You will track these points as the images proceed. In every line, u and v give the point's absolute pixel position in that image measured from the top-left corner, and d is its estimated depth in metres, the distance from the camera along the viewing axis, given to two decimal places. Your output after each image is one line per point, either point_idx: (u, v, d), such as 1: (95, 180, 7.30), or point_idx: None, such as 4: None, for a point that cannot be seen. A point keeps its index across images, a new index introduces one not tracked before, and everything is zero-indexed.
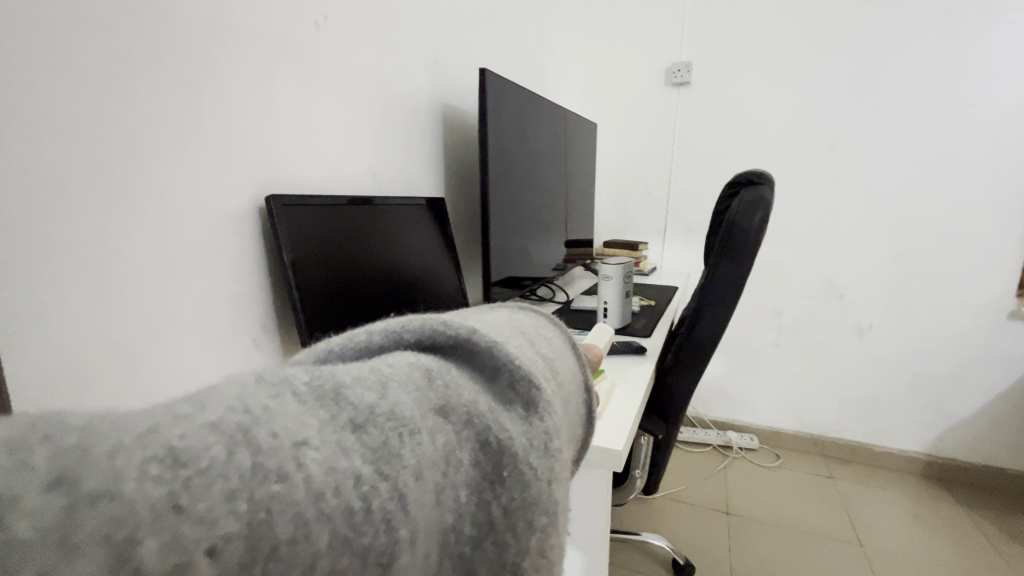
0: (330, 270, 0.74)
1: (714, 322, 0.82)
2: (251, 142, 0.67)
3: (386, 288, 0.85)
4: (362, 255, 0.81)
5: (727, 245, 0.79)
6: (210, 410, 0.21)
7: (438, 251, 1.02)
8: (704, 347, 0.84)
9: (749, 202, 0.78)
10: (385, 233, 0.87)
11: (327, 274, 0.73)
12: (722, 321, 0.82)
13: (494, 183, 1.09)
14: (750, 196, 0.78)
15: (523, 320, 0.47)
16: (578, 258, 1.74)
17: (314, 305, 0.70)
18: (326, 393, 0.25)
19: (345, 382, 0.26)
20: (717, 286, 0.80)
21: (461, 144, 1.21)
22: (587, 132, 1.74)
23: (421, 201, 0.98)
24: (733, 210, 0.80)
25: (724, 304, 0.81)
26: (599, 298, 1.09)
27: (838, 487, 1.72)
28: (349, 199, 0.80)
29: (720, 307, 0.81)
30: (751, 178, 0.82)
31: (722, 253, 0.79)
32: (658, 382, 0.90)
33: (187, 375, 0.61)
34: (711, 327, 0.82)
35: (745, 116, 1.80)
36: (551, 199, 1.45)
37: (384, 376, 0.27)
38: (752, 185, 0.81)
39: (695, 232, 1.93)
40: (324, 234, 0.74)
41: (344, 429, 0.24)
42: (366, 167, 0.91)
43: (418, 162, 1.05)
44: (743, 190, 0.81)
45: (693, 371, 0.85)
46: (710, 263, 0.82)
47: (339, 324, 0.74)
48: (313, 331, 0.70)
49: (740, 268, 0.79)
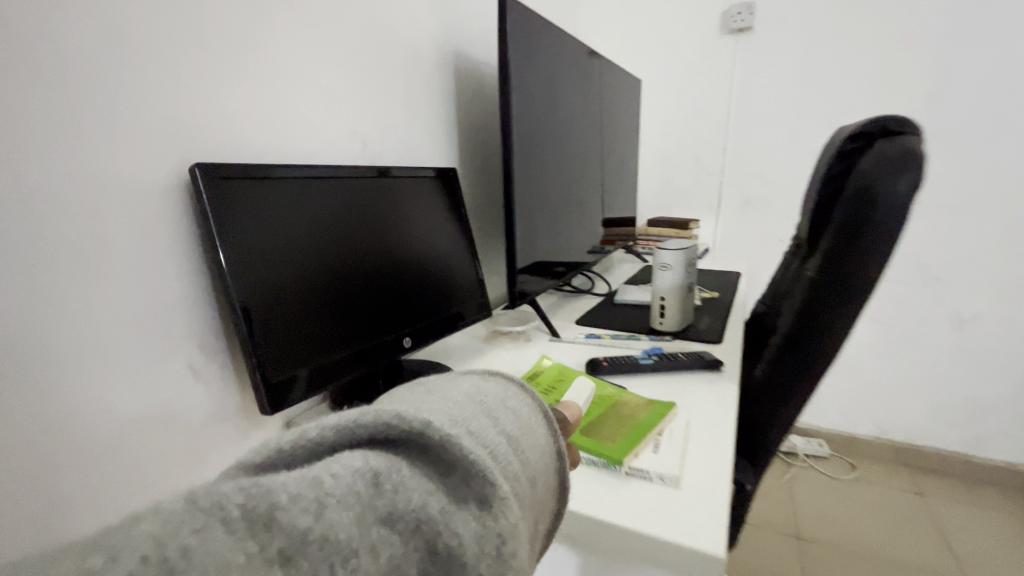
0: (296, 270, 0.54)
1: (833, 329, 0.59)
2: (168, 92, 0.47)
3: (381, 289, 0.65)
4: (345, 246, 0.60)
5: (846, 229, 0.56)
6: (123, 561, 0.18)
7: (454, 237, 0.80)
8: (813, 367, 0.62)
9: (878, 166, 0.55)
10: (379, 216, 0.66)
11: (291, 274, 0.53)
12: (840, 333, 0.60)
13: (518, 150, 0.87)
14: (880, 157, 0.55)
15: (489, 394, 0.39)
16: (619, 240, 1.51)
17: (268, 320, 0.50)
18: (259, 517, 0.22)
19: (282, 502, 0.22)
20: (830, 286, 0.58)
21: (481, 104, 0.98)
22: (629, 90, 1.48)
23: (430, 175, 0.77)
24: (853, 180, 0.57)
25: (843, 309, 0.58)
26: (654, 293, 0.87)
27: (930, 506, 1.46)
28: (328, 172, 0.59)
29: (835, 314, 0.59)
30: (887, 127, 0.58)
31: (835, 241, 0.57)
32: (746, 410, 0.68)
33: (94, 426, 0.44)
34: (822, 340, 0.60)
35: (820, 65, 1.48)
36: (586, 171, 1.21)
37: (324, 492, 0.24)
38: (883, 140, 0.57)
39: (754, 207, 1.66)
40: (286, 218, 0.54)
41: (272, 566, 0.21)
42: (352, 129, 0.70)
43: (423, 125, 0.84)
44: (869, 149, 0.57)
45: (797, 397, 0.63)
46: (819, 255, 0.59)
47: (309, 343, 0.54)
48: (266, 357, 0.50)
49: (868, 261, 0.56)
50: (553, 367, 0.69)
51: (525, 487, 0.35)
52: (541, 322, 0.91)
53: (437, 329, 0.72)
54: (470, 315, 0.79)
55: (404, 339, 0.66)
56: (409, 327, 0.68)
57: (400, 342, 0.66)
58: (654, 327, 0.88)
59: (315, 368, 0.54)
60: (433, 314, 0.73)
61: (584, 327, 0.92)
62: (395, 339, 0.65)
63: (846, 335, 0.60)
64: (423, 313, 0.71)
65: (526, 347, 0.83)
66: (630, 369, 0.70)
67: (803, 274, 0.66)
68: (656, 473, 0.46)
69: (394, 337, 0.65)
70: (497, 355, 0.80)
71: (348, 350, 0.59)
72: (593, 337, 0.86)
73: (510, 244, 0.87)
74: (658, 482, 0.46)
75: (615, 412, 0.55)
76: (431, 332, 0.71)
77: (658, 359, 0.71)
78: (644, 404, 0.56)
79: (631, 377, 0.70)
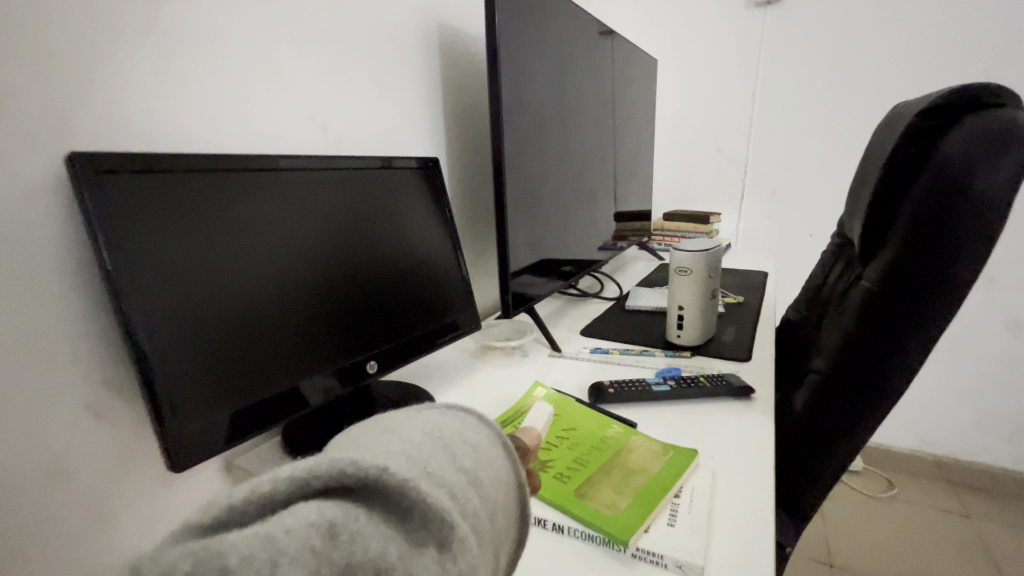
0: (218, 287, 0.44)
1: (899, 356, 0.47)
2: (39, 60, 0.37)
3: (340, 304, 0.54)
4: (292, 255, 0.50)
5: (922, 233, 0.44)
6: None
7: (441, 237, 0.68)
8: (876, 406, 0.49)
9: (965, 151, 0.43)
10: (341, 217, 0.55)
11: (211, 291, 0.44)
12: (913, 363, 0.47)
13: (511, 136, 0.75)
14: (966, 140, 0.43)
15: (446, 432, 0.30)
16: (632, 235, 1.38)
17: (176, 352, 0.41)
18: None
19: (233, 564, 0.18)
20: (896, 305, 0.46)
21: (473, 83, 0.86)
22: (644, 71, 1.35)
23: (415, 165, 0.65)
24: (928, 171, 0.45)
25: (916, 334, 0.46)
26: (670, 301, 0.75)
27: (977, 529, 1.31)
28: (268, 165, 0.49)
29: (904, 340, 0.47)
30: (977, 100, 0.45)
31: (905, 248, 0.45)
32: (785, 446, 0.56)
33: None
34: (887, 373, 0.48)
35: (860, 40, 1.32)
36: (594, 162, 1.09)
37: (278, 549, 0.19)
38: (969, 116, 0.45)
39: (781, 199, 1.52)
40: (207, 223, 0.44)
41: None
42: (308, 112, 0.60)
43: (401, 109, 0.73)
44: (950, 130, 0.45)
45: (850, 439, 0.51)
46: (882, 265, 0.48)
47: (235, 375, 0.45)
48: (170, 398, 0.40)
49: (950, 274, 0.44)
50: (550, 396, 0.57)
51: (486, 530, 0.27)
52: (541, 333, 0.80)
53: (414, 349, 0.62)
54: (457, 329, 0.68)
55: (370, 362, 0.56)
56: (374, 348, 0.57)
57: (361, 367, 0.55)
58: (671, 339, 0.76)
59: (241, 408, 0.44)
60: (412, 330, 0.62)
61: (589, 338, 0.81)
62: (357, 363, 0.55)
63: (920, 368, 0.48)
64: (395, 330, 0.60)
65: (521, 365, 0.72)
66: (642, 396, 0.58)
67: (857, 286, 0.54)
68: (671, 559, 0.35)
69: (354, 361, 0.54)
70: (487, 373, 0.69)
71: (291, 381, 0.49)
72: (599, 352, 0.74)
73: (503, 245, 0.75)
74: (675, 572, 0.35)
75: (620, 467, 0.43)
76: (407, 351, 0.61)
77: (675, 384, 0.59)
78: (653, 454, 0.45)
79: (644, 406, 0.58)
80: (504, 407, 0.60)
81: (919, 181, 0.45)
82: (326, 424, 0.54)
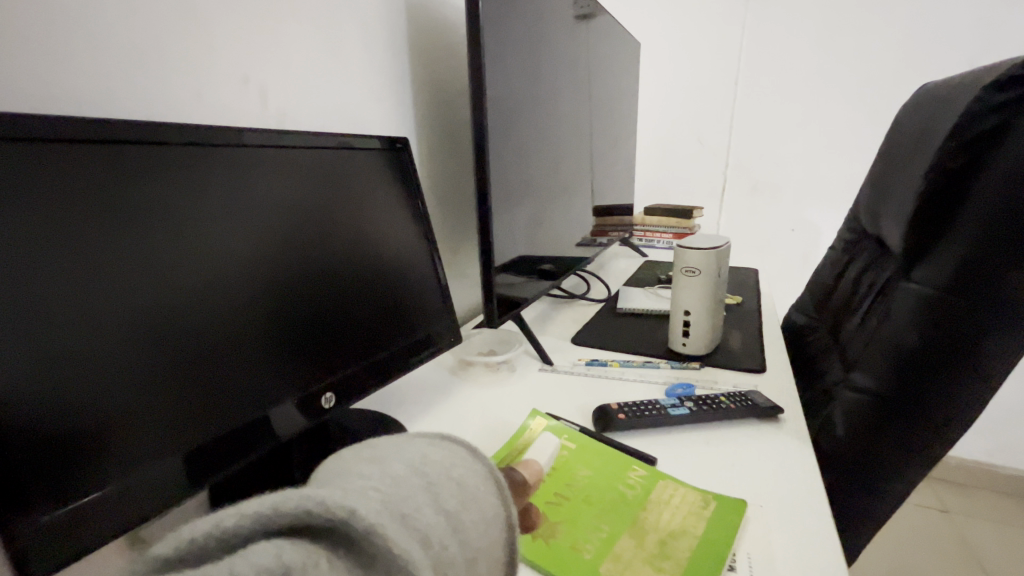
0: (120, 303, 0.32)
1: (968, 365, 0.45)
2: None
3: (296, 321, 0.43)
4: (228, 258, 0.39)
5: (995, 240, 0.42)
6: None
7: (412, 234, 0.57)
8: (941, 428, 0.46)
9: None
10: (297, 211, 0.44)
11: (112, 309, 0.32)
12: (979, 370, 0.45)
13: (492, 116, 0.64)
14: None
15: (436, 463, 0.25)
16: (614, 231, 1.30)
17: (63, 394, 0.29)
18: None
19: None
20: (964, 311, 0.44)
21: (447, 54, 0.74)
22: (625, 55, 1.26)
23: (378, 145, 0.53)
24: (995, 171, 0.43)
25: (988, 348, 0.44)
26: (674, 305, 0.66)
27: (959, 524, 1.30)
28: (193, 138, 0.37)
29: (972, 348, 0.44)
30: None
31: (971, 257, 0.44)
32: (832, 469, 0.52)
33: None
34: (952, 383, 0.45)
35: (844, 27, 1.28)
36: (577, 150, 1.00)
37: None
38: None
39: (762, 193, 1.47)
40: (103, 215, 0.32)
41: None
42: (242, 75, 0.47)
43: (360, 80, 0.60)
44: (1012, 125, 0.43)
45: (911, 455, 0.48)
46: (941, 273, 0.46)
47: (147, 421, 0.33)
48: (46, 460, 0.28)
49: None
50: (554, 429, 0.47)
51: None
52: (528, 342, 0.70)
53: (389, 368, 0.51)
54: (434, 344, 0.57)
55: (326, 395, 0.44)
56: (340, 374, 0.46)
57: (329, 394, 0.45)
58: (674, 348, 0.68)
59: (156, 463, 0.33)
60: (390, 344, 0.52)
61: (582, 347, 0.72)
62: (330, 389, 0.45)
63: (995, 386, 0.44)
64: (365, 346, 0.49)
65: (508, 382, 0.62)
66: (657, 421, 0.49)
67: (898, 294, 0.51)
68: None
69: (319, 389, 0.44)
70: (470, 394, 0.59)
71: (231, 422, 0.37)
72: (597, 364, 0.65)
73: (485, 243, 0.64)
74: None
75: (656, 532, 0.35)
76: (383, 369, 0.50)
77: (694, 406, 0.51)
78: (689, 511, 0.36)
79: (658, 434, 0.49)
80: (495, 439, 0.49)
81: (985, 183, 0.43)
82: (274, 475, 0.42)
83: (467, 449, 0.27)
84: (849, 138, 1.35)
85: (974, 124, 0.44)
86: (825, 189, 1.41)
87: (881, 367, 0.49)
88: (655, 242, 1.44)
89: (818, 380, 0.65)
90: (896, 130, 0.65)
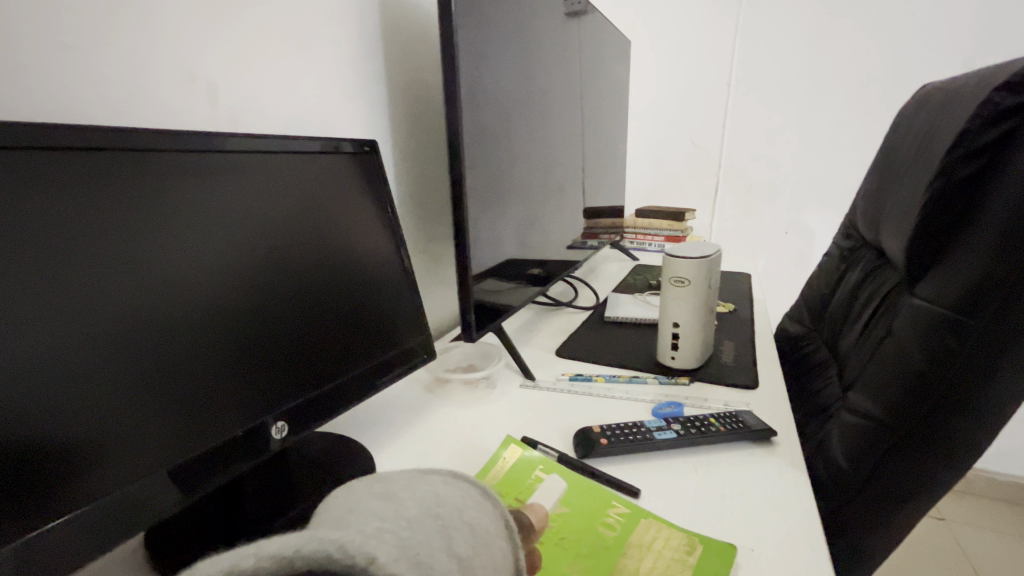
0: (31, 340, 0.27)
1: (1000, 379, 0.41)
2: None
3: (253, 347, 0.38)
4: (169, 281, 0.33)
5: (1011, 258, 0.39)
6: None
7: (386, 243, 0.51)
8: (951, 455, 0.43)
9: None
10: (253, 224, 0.39)
11: (20, 347, 0.27)
12: (1006, 385, 0.41)
13: (470, 118, 0.60)
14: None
15: (449, 505, 0.23)
16: (604, 234, 1.27)
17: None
18: None
19: None
20: (995, 324, 0.40)
21: (424, 50, 0.70)
22: (616, 52, 1.22)
23: (347, 149, 0.47)
24: (1011, 182, 0.39)
25: (1007, 373, 0.41)
26: (664, 317, 0.63)
27: (953, 532, 1.28)
28: (125, 143, 0.32)
29: (1001, 360, 0.41)
30: None
31: (986, 275, 0.40)
32: (846, 495, 0.48)
33: None
34: (977, 398, 0.42)
35: (839, 26, 1.25)
36: (565, 152, 0.96)
37: None
38: None
39: (756, 195, 1.44)
40: (11, 235, 0.27)
41: None
42: (186, 70, 0.42)
43: (327, 81, 0.56)
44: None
45: (934, 476, 0.44)
46: (951, 291, 0.43)
47: (65, 475, 0.28)
48: None
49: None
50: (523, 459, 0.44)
51: None
52: (511, 356, 0.66)
53: (371, 383, 0.47)
54: (413, 360, 0.52)
55: (284, 420, 0.39)
56: (305, 400, 0.41)
57: (304, 413, 0.41)
58: (663, 361, 0.65)
59: (78, 522, 0.28)
60: (370, 357, 0.48)
61: (567, 360, 0.68)
62: (301, 410, 0.40)
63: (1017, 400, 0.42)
64: (343, 361, 0.45)
65: (486, 401, 0.58)
66: (642, 447, 0.46)
67: (903, 312, 0.48)
68: None
69: (291, 411, 0.39)
70: (445, 415, 0.55)
71: (193, 450, 0.33)
72: (581, 380, 0.62)
73: (463, 252, 0.61)
74: None
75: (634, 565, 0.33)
76: (364, 384, 0.46)
77: (682, 430, 0.47)
78: (673, 557, 0.34)
79: (644, 460, 0.45)
80: (468, 466, 0.46)
81: (999, 195, 0.40)
82: (223, 513, 0.38)
83: (477, 490, 0.25)
84: (845, 139, 1.32)
85: (985, 130, 0.41)
86: (819, 190, 1.39)
87: (887, 393, 0.46)
88: (647, 244, 1.41)
89: (815, 396, 0.62)
90: (897, 133, 0.62)
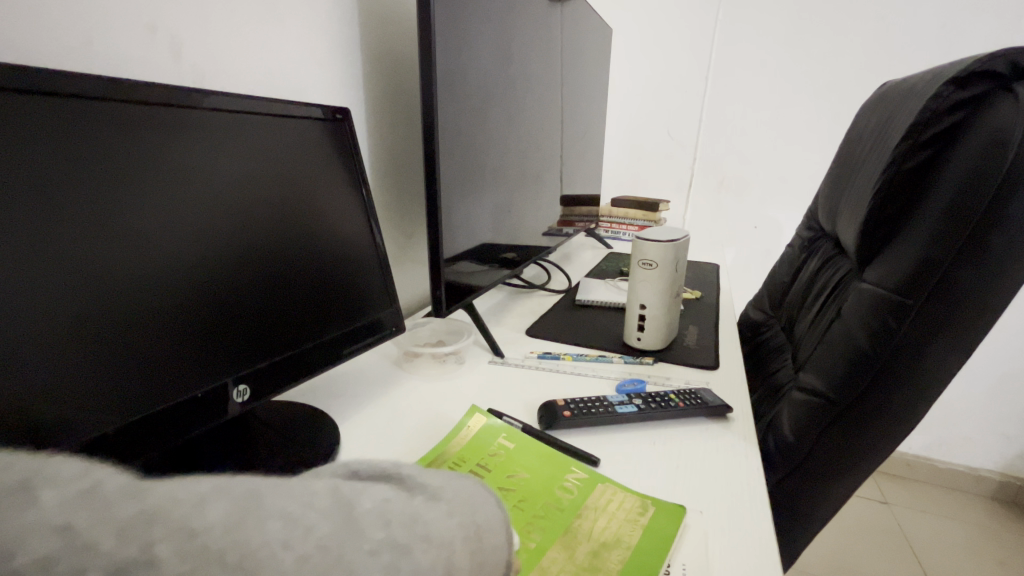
0: None
1: (938, 359, 0.44)
2: None
3: (218, 307, 0.38)
4: (132, 235, 0.33)
5: (947, 245, 0.42)
6: None
7: (354, 214, 0.50)
8: (885, 431, 0.47)
9: (987, 151, 0.40)
10: (220, 184, 0.38)
11: None
12: (940, 366, 0.44)
13: (446, 95, 0.60)
14: (989, 139, 0.40)
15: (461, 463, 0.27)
16: (580, 221, 1.28)
17: None
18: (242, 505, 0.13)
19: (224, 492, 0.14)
20: (932, 307, 0.43)
21: (400, 23, 0.69)
22: (598, 40, 1.22)
23: (319, 115, 0.46)
24: (952, 173, 0.42)
25: (940, 354, 0.44)
26: (632, 299, 0.64)
27: (896, 515, 1.35)
28: (99, 91, 0.31)
29: (935, 341, 0.44)
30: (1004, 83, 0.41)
31: (925, 261, 0.43)
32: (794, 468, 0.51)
33: None
34: (913, 375, 0.45)
35: (813, 29, 1.28)
36: (543, 137, 0.96)
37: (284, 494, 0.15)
38: (1007, 100, 0.41)
39: (727, 189, 1.48)
40: None
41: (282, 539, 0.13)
42: (147, 22, 0.41)
43: (297, 49, 0.55)
44: (971, 124, 0.42)
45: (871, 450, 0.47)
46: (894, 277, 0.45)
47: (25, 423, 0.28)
48: None
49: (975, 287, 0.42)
50: (491, 429, 0.44)
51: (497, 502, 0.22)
52: (481, 334, 0.67)
53: (335, 353, 0.47)
54: (379, 332, 0.52)
55: (244, 385, 0.38)
56: (269, 365, 0.41)
57: (265, 379, 0.40)
58: (630, 343, 0.67)
59: None
60: (335, 327, 0.47)
61: (536, 340, 0.69)
62: (263, 376, 0.40)
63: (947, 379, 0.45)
64: (309, 329, 0.45)
65: (453, 375, 0.59)
66: (603, 420, 0.47)
67: (851, 297, 0.51)
68: None
69: (254, 376, 0.39)
70: (413, 387, 0.55)
71: (156, 405, 0.33)
72: (549, 359, 0.63)
73: (435, 228, 0.60)
74: None
75: (570, 531, 0.34)
76: (326, 354, 0.46)
77: (642, 404, 0.49)
78: (626, 518, 0.35)
79: (604, 431, 0.47)
80: (432, 435, 0.47)
81: (941, 185, 0.42)
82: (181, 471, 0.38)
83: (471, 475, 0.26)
84: (813, 139, 1.36)
85: (933, 124, 0.43)
86: (787, 187, 1.43)
87: (831, 372, 0.49)
88: (621, 233, 1.44)
89: (769, 379, 0.65)
90: (857, 129, 0.64)
